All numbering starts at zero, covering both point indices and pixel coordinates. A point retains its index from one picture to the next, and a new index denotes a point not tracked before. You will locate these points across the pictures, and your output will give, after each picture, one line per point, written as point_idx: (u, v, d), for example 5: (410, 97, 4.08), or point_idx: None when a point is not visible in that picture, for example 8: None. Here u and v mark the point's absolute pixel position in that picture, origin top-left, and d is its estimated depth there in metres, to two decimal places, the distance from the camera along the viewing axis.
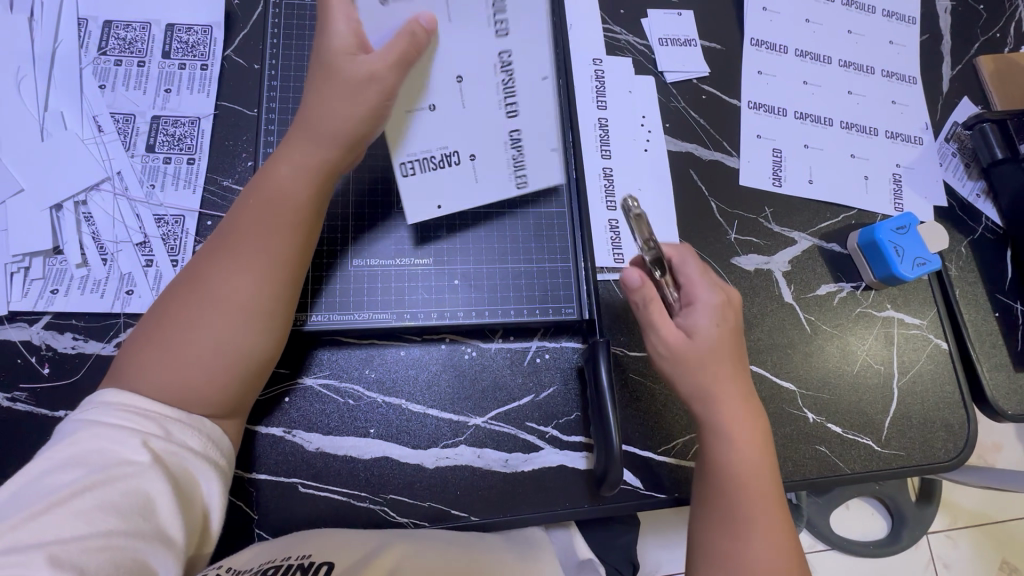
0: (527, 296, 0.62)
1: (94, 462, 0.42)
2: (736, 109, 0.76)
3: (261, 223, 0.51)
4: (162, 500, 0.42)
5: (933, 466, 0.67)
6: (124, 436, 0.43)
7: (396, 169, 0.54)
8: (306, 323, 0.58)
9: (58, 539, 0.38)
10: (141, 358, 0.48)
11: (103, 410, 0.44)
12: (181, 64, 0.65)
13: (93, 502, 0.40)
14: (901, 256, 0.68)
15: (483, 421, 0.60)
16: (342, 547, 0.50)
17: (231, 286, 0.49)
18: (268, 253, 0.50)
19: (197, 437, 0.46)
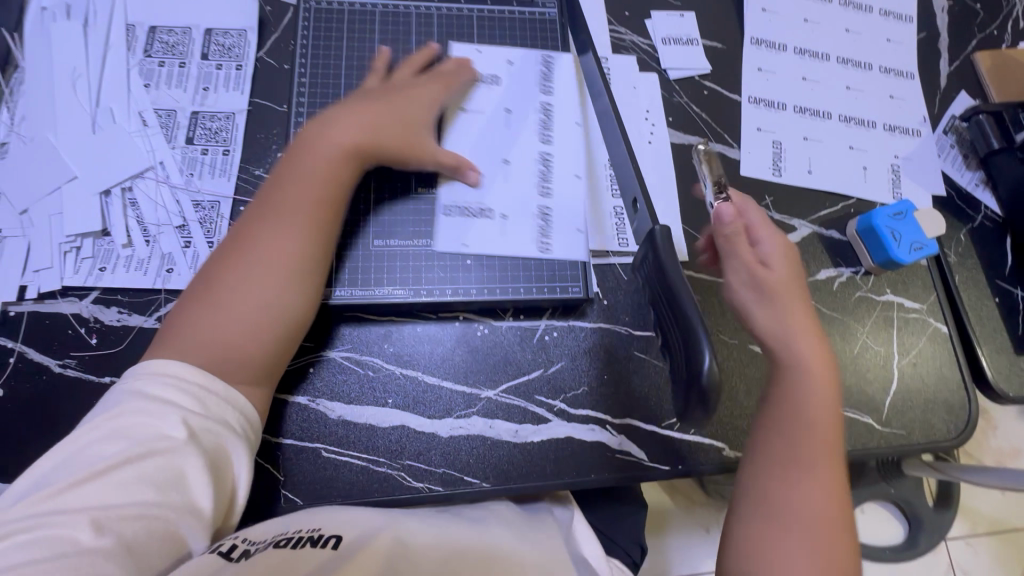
0: (535, 277, 0.66)
1: (134, 436, 0.47)
2: (737, 104, 0.79)
3: (296, 195, 0.59)
4: (194, 476, 0.47)
5: (936, 445, 0.69)
6: (162, 412, 0.48)
7: (439, 207, 0.66)
8: (331, 298, 0.62)
9: (100, 505, 0.44)
10: (178, 329, 0.54)
11: (148, 382, 0.50)
12: (218, 65, 0.70)
13: (131, 473, 0.46)
14: (898, 240, 0.71)
15: (495, 394, 0.63)
16: (350, 521, 0.54)
17: (262, 255, 0.56)
18: (297, 223, 0.58)
19: (230, 416, 0.52)
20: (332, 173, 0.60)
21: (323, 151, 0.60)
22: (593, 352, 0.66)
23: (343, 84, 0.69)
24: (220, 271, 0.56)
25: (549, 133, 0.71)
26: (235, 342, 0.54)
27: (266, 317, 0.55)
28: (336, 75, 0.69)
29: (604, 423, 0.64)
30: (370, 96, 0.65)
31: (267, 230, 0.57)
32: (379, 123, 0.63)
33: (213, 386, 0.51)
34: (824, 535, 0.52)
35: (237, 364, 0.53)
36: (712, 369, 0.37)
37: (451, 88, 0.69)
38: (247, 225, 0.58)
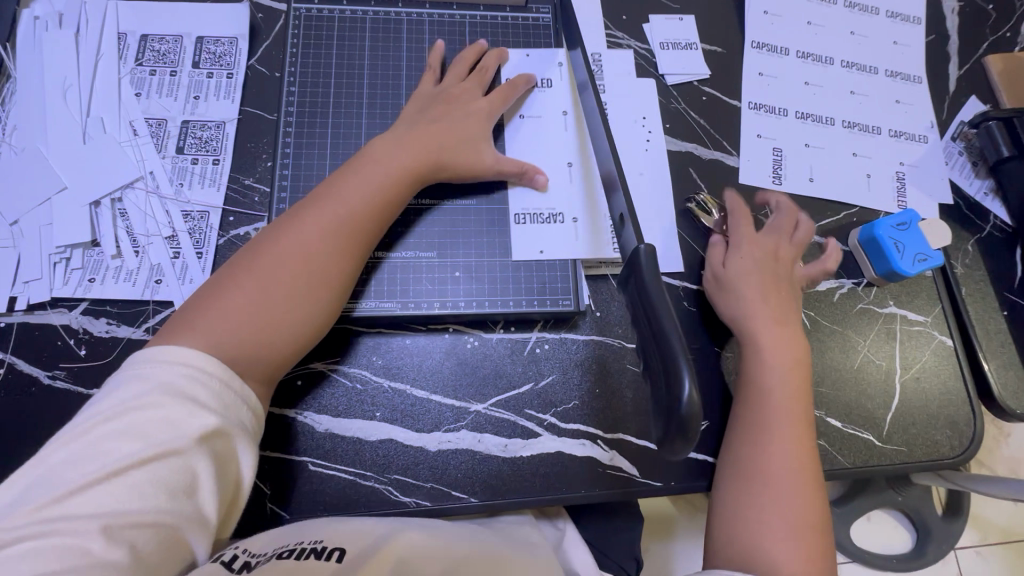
0: (525, 290, 0.65)
1: (152, 435, 0.46)
2: (736, 110, 0.78)
3: (338, 200, 0.59)
4: (203, 481, 0.47)
5: (937, 463, 0.67)
6: (183, 410, 0.47)
7: (511, 216, 0.66)
8: (357, 310, 0.62)
9: (114, 510, 0.43)
10: (198, 310, 0.53)
11: (166, 373, 0.48)
12: (209, 73, 0.70)
13: (147, 476, 0.45)
14: (902, 250, 0.69)
15: (484, 408, 0.62)
16: (352, 531, 0.53)
17: (299, 255, 0.56)
18: (334, 229, 0.57)
19: (244, 417, 0.51)
20: (380, 190, 0.60)
21: (373, 160, 0.61)
22: (585, 365, 0.65)
23: (333, 92, 0.67)
24: (252, 261, 0.56)
25: (551, 136, 0.69)
26: (254, 339, 0.53)
27: (287, 320, 0.55)
28: (326, 82, 0.68)
29: (596, 437, 0.63)
30: (427, 112, 0.65)
31: (306, 233, 0.57)
32: (432, 143, 0.63)
33: (233, 383, 0.51)
34: (802, 486, 0.56)
35: (251, 361, 0.53)
36: (693, 399, 0.35)
37: (508, 101, 0.68)
38: (286, 222, 0.58)
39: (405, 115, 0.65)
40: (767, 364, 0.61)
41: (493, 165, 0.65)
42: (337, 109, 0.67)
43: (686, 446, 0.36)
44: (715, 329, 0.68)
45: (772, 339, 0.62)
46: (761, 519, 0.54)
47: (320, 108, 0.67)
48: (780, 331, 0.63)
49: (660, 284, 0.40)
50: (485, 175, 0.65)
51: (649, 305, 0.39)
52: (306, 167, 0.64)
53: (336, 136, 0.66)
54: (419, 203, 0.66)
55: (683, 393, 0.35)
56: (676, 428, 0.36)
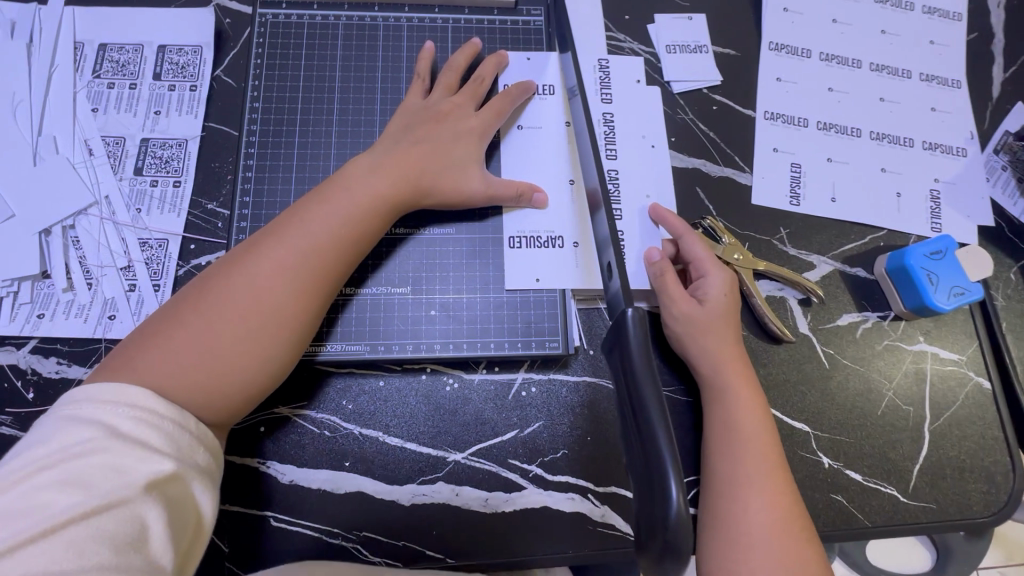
0: (509, 329, 0.59)
1: (93, 482, 0.38)
2: (751, 120, 0.70)
3: (312, 222, 0.51)
4: (157, 530, 0.39)
5: (969, 523, 0.60)
6: (130, 454, 0.40)
7: (504, 239, 0.61)
8: (320, 355, 0.57)
9: (47, 572, 0.34)
10: (143, 345, 0.46)
11: (109, 413, 0.41)
12: (171, 86, 0.64)
13: (88, 530, 0.37)
14: (935, 284, 0.61)
15: (463, 457, 0.57)
16: None
17: (263, 284, 0.49)
18: (305, 255, 0.50)
19: (202, 456, 0.44)
20: (355, 213, 0.53)
21: (354, 180, 0.54)
22: (575, 410, 0.59)
23: (301, 107, 0.62)
24: (207, 291, 0.48)
25: (548, 151, 0.63)
26: (207, 381, 0.46)
27: (244, 360, 0.48)
28: (295, 98, 0.63)
29: (586, 491, 0.57)
30: (411, 130, 0.58)
31: (269, 260, 0.49)
32: (417, 164, 0.56)
33: (187, 423, 0.44)
34: (790, 547, 0.48)
35: (202, 405, 0.46)
36: (681, 513, 0.31)
37: (503, 117, 0.61)
38: (249, 247, 0.51)
39: (388, 132, 0.59)
40: (738, 408, 0.54)
41: (483, 190, 0.58)
42: (305, 127, 0.62)
43: (679, 568, 0.32)
44: None
45: (738, 379, 0.56)
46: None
47: (285, 126, 0.62)
48: (744, 370, 0.56)
49: (648, 362, 0.36)
50: (474, 199, 0.58)
51: (634, 389, 0.36)
52: (269, 194, 0.60)
53: (302, 157, 0.61)
54: (393, 233, 0.60)
55: (670, 502, 0.31)
56: (659, 544, 0.31)
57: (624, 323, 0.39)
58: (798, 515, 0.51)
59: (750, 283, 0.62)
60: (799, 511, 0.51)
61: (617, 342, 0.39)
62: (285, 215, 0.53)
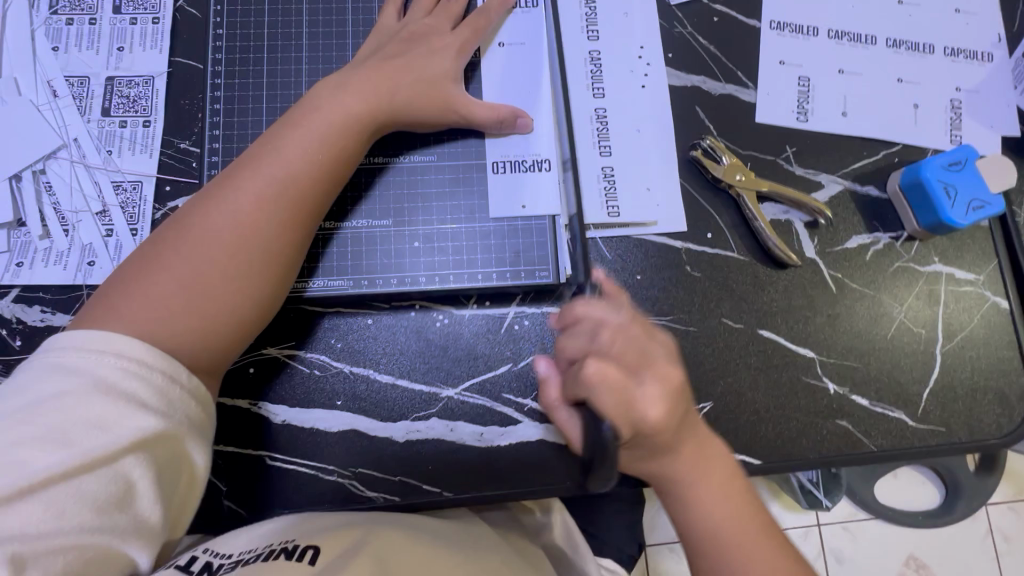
0: (497, 260, 0.57)
1: (73, 439, 0.37)
2: (755, 32, 0.65)
3: (284, 152, 0.48)
4: (144, 486, 0.39)
5: (980, 445, 0.58)
6: (115, 409, 0.38)
7: (487, 164, 0.57)
8: (307, 291, 0.55)
9: (24, 534, 0.34)
10: (125, 291, 0.44)
11: (96, 362, 0.40)
12: (132, 19, 0.61)
13: (69, 491, 0.36)
14: (953, 198, 0.57)
15: (456, 393, 0.56)
16: (325, 527, 0.49)
17: (240, 220, 0.46)
18: (279, 187, 0.48)
19: (195, 410, 0.43)
20: (332, 138, 0.50)
21: (324, 107, 0.51)
22: None
23: (268, 33, 0.59)
24: (183, 231, 0.46)
25: (534, 69, 0.59)
26: (196, 323, 0.45)
27: (235, 300, 0.46)
28: (263, 27, 0.59)
29: None
30: (382, 50, 0.55)
31: (247, 195, 0.47)
32: (390, 83, 0.53)
33: (178, 375, 0.42)
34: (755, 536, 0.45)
35: (197, 348, 0.45)
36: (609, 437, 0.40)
37: (482, 34, 0.57)
38: (220, 182, 0.48)
39: (359, 55, 0.55)
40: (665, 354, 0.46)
41: (462, 110, 0.55)
42: (273, 55, 0.58)
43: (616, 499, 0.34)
44: (722, 297, 0.59)
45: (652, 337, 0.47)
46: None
47: (253, 55, 0.58)
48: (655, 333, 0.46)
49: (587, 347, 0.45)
50: (452, 118, 0.55)
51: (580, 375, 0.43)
52: (241, 128, 0.57)
53: (273, 86, 0.58)
54: (371, 162, 0.57)
55: None
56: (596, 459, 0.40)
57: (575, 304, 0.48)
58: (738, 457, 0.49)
59: (754, 206, 0.59)
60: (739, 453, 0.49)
61: (566, 323, 0.48)
62: (254, 147, 0.50)
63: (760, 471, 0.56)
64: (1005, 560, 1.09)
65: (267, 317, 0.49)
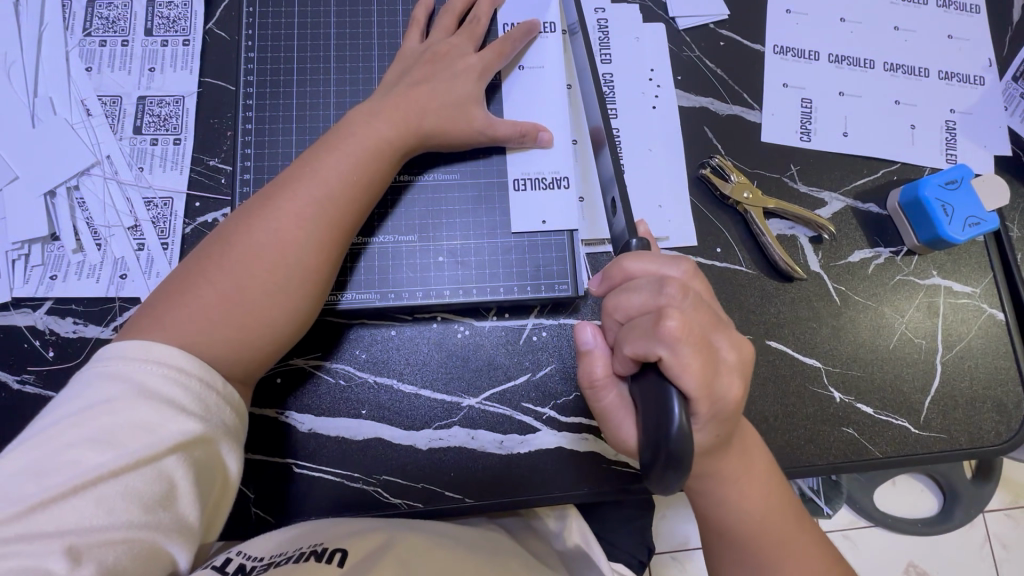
0: (517, 273, 0.59)
1: (121, 440, 0.39)
2: (759, 56, 0.68)
3: (321, 173, 0.51)
4: (184, 487, 0.40)
5: (980, 452, 0.61)
6: (159, 412, 0.40)
7: (509, 181, 0.60)
8: (340, 303, 0.57)
9: (79, 528, 0.36)
10: (170, 304, 0.46)
11: (140, 369, 0.41)
12: (163, 41, 0.63)
13: (116, 489, 0.38)
14: (950, 215, 0.60)
15: (478, 402, 0.58)
16: (353, 533, 0.50)
17: (279, 237, 0.48)
18: (316, 206, 0.50)
19: (230, 415, 0.44)
20: (364, 158, 0.52)
21: (359, 129, 0.53)
22: None
23: (297, 55, 0.61)
24: (225, 246, 0.48)
25: (551, 90, 0.61)
26: (237, 336, 0.47)
27: (271, 315, 0.48)
28: (291, 51, 0.61)
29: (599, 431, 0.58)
30: (409, 73, 0.57)
31: (285, 214, 0.49)
32: (417, 105, 0.55)
33: (214, 382, 0.44)
34: (780, 519, 0.47)
35: (234, 360, 0.46)
36: (682, 421, 0.36)
37: (506, 57, 0.60)
38: (260, 200, 0.50)
39: (387, 78, 0.58)
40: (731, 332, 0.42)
41: (485, 130, 0.57)
42: (302, 77, 0.61)
43: (677, 480, 0.36)
44: (732, 309, 0.61)
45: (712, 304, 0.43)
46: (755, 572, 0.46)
47: (282, 76, 0.61)
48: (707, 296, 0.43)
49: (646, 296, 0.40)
50: (476, 139, 0.57)
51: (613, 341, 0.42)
52: (270, 146, 0.59)
53: (301, 106, 0.60)
54: (398, 180, 0.59)
55: (673, 419, 0.36)
56: (662, 458, 0.36)
57: (625, 265, 0.42)
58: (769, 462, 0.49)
59: (761, 222, 0.61)
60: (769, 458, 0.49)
61: (615, 281, 0.42)
62: (292, 167, 0.52)
63: None
64: (1003, 566, 1.11)
65: (299, 331, 0.51)
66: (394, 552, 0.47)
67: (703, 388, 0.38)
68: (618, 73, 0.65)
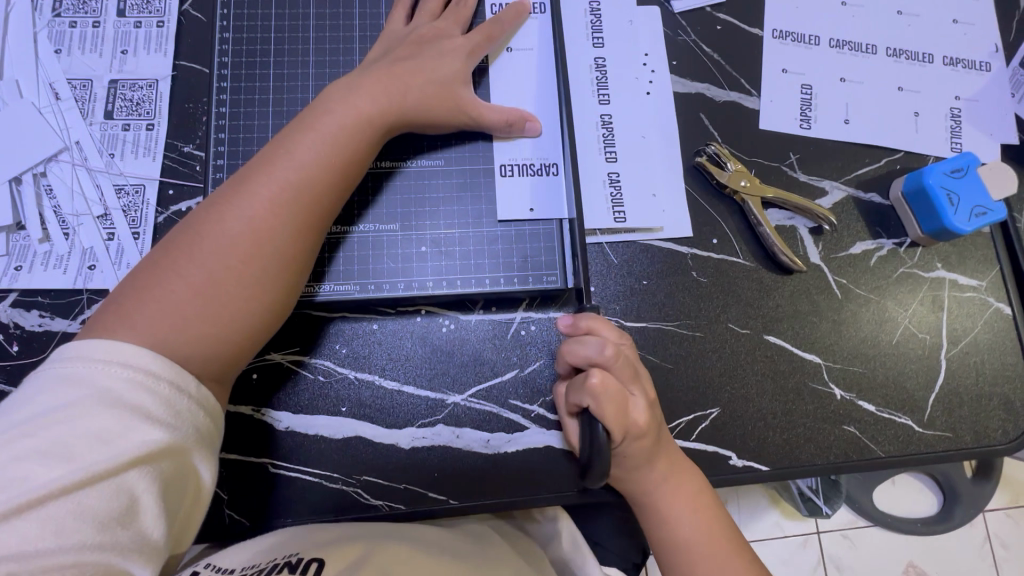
0: (505, 263, 0.56)
1: (76, 452, 0.36)
2: (758, 40, 0.65)
3: (295, 156, 0.48)
4: (148, 501, 0.38)
5: (986, 451, 0.58)
6: (121, 421, 0.37)
7: (496, 168, 0.57)
8: (317, 295, 0.55)
9: (20, 553, 0.33)
10: (138, 299, 0.43)
11: (103, 373, 0.39)
12: (137, 23, 0.60)
13: (68, 507, 0.35)
14: (955, 205, 0.58)
15: (463, 399, 0.55)
16: (332, 542, 0.48)
17: (253, 225, 0.46)
18: (292, 191, 0.47)
19: (202, 421, 0.42)
20: (342, 139, 0.50)
21: (336, 109, 0.50)
22: None
23: (275, 36, 0.59)
24: (195, 237, 0.45)
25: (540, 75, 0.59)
26: (211, 331, 0.44)
27: (248, 308, 0.46)
28: (268, 33, 0.59)
29: None
30: (391, 53, 0.55)
31: (260, 200, 0.46)
32: (401, 86, 0.53)
33: (186, 385, 0.41)
34: (722, 551, 0.50)
35: (210, 355, 0.44)
36: (602, 440, 0.45)
37: (493, 41, 0.57)
38: (233, 186, 0.48)
39: (368, 59, 0.55)
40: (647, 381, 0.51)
41: (471, 114, 0.55)
42: (280, 59, 0.58)
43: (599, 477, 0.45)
44: (728, 302, 0.59)
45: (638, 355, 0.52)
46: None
47: (259, 59, 0.58)
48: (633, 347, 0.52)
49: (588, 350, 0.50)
50: (462, 121, 0.55)
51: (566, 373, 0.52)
52: (246, 131, 0.57)
53: (280, 90, 0.58)
54: (378, 166, 0.57)
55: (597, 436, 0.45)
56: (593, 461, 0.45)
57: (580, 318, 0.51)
58: (703, 492, 0.52)
59: (759, 212, 0.59)
60: (703, 487, 0.52)
61: (578, 330, 0.51)
62: (265, 151, 0.49)
63: (769, 477, 0.56)
64: (1004, 568, 1.09)
65: (276, 323, 0.49)
66: (376, 562, 0.45)
67: (621, 425, 0.47)
68: (612, 56, 0.63)
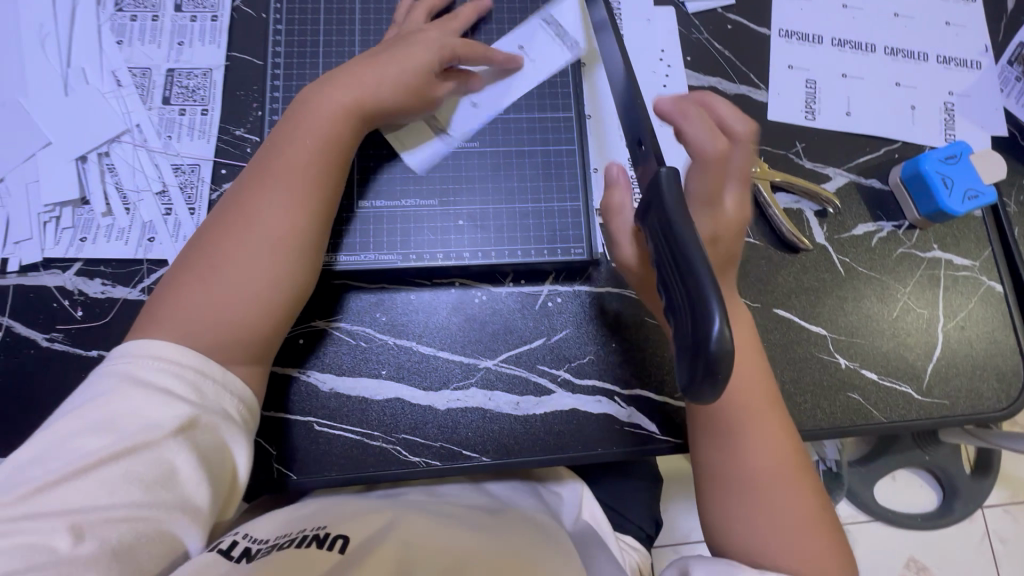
0: (535, 237, 0.62)
1: (119, 427, 0.40)
2: (765, 38, 0.70)
3: (291, 153, 0.53)
4: (187, 470, 0.42)
5: (981, 416, 0.62)
6: (155, 401, 0.42)
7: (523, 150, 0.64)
8: (336, 264, 0.59)
9: (82, 507, 0.38)
10: (165, 303, 0.47)
11: (136, 364, 0.43)
12: (192, 17, 0.65)
13: (118, 472, 0.39)
14: (950, 187, 0.63)
15: (495, 363, 0.59)
16: (357, 519, 0.51)
17: (261, 219, 0.50)
18: (292, 184, 0.52)
19: (229, 402, 0.46)
20: (331, 134, 0.54)
21: (323, 106, 0.55)
22: (600, 318, 0.61)
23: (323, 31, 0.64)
24: (211, 240, 0.50)
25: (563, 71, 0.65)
26: (234, 319, 0.48)
27: (266, 295, 0.49)
28: (315, 31, 0.64)
29: (613, 393, 0.60)
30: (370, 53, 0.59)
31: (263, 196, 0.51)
32: (375, 77, 0.56)
33: (210, 370, 0.45)
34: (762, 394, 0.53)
35: (237, 342, 0.48)
36: (726, 336, 0.34)
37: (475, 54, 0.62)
38: (239, 190, 0.52)
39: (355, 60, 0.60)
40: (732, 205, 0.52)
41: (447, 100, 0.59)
42: (328, 50, 0.64)
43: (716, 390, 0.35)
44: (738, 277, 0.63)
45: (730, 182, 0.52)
46: (752, 449, 0.52)
47: (308, 59, 0.64)
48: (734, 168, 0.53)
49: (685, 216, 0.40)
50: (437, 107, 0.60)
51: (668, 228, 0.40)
52: None
53: None
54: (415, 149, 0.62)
55: (713, 334, 0.34)
56: (701, 367, 0.34)
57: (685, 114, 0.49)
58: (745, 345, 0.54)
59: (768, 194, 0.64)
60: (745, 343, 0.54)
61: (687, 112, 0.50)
62: (263, 155, 0.54)
63: None
64: (1002, 562, 1.11)
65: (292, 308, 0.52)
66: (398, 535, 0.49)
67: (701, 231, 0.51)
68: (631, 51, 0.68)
